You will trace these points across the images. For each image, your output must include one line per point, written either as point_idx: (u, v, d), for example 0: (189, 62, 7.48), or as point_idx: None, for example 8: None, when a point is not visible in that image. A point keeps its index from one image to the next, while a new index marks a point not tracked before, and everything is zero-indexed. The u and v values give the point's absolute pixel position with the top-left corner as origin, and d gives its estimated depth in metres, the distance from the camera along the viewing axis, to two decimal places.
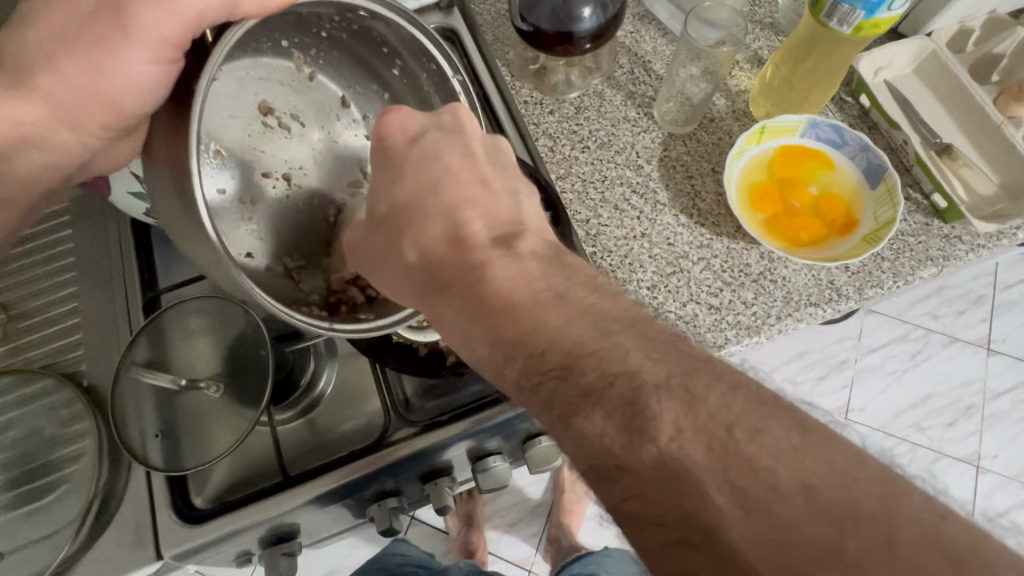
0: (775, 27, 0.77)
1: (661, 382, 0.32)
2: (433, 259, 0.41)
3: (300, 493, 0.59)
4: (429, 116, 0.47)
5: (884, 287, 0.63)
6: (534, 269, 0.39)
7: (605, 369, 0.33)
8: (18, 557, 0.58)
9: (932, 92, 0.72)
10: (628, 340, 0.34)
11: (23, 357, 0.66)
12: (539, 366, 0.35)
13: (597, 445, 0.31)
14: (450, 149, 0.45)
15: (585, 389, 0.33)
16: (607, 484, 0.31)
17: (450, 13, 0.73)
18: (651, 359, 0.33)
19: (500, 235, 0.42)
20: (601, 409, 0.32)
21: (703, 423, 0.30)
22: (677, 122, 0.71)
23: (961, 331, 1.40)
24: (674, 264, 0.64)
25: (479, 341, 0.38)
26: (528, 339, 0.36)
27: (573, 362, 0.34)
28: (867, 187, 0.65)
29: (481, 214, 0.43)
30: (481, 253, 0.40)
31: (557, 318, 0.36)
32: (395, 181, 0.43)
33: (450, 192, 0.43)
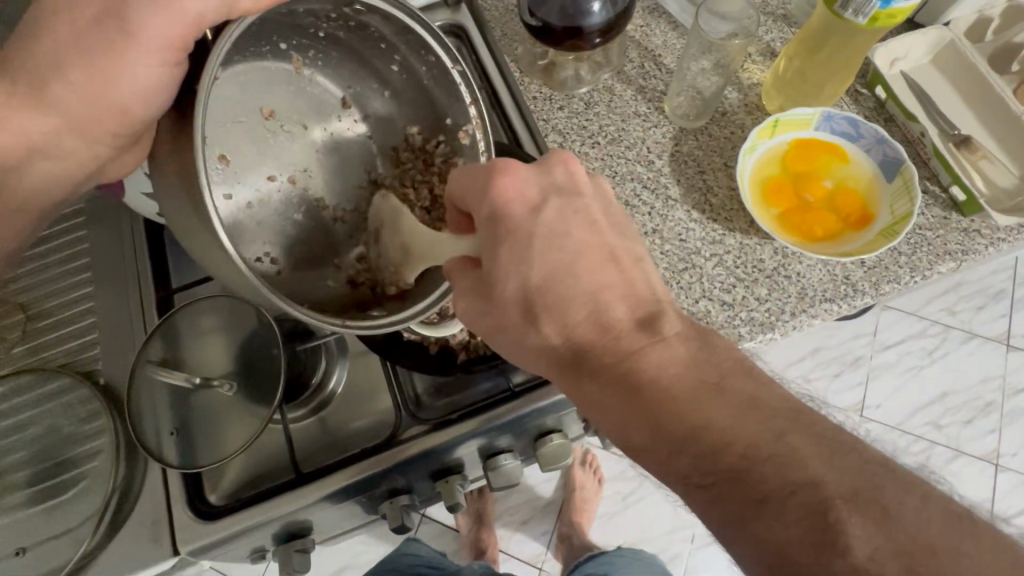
0: (787, 18, 0.75)
1: (848, 495, 0.31)
2: (575, 342, 0.41)
3: (315, 488, 0.59)
4: (544, 176, 0.43)
5: (901, 282, 0.62)
6: (684, 354, 0.39)
7: (785, 477, 0.33)
8: (38, 551, 0.59)
9: (951, 82, 0.71)
10: (804, 445, 0.34)
11: (40, 356, 0.67)
12: (710, 465, 0.35)
13: (780, 540, 0.31)
14: (576, 219, 0.42)
15: (763, 495, 0.33)
16: None
17: (458, 10, 0.74)
18: (833, 469, 0.33)
19: (638, 316, 0.41)
20: (786, 513, 0.32)
21: (902, 543, 0.29)
22: (688, 116, 0.70)
23: (981, 328, 1.38)
24: (686, 260, 0.64)
25: (644, 434, 0.38)
26: (699, 437, 0.36)
27: (746, 468, 0.34)
28: (883, 180, 0.64)
29: (623, 295, 0.41)
30: (627, 342, 0.40)
31: (724, 416, 0.36)
32: (526, 261, 0.40)
33: (587, 278, 0.41)
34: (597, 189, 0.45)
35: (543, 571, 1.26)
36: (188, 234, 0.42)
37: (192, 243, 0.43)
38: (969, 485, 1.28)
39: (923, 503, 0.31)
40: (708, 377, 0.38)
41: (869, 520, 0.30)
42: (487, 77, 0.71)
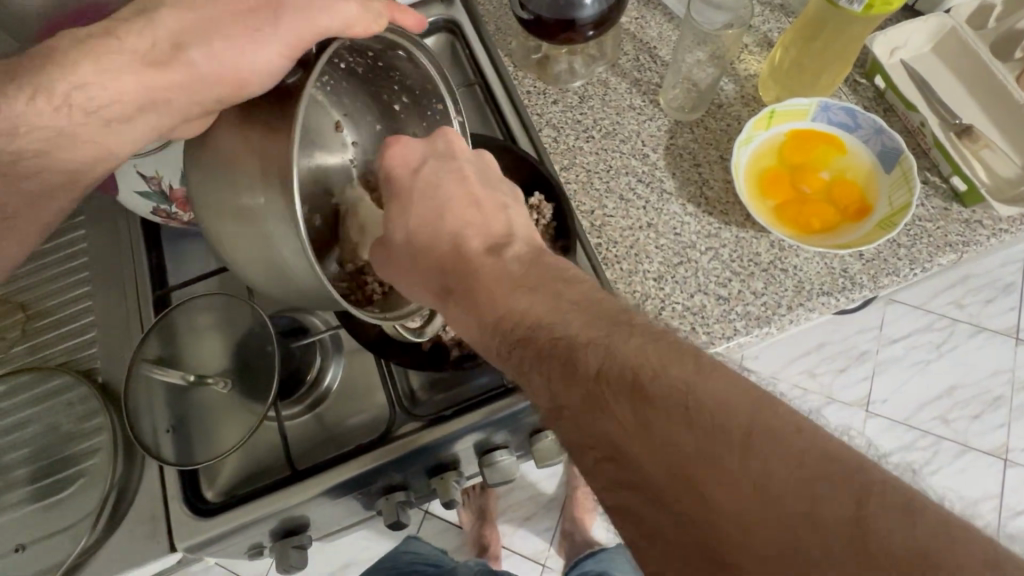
0: (785, 8, 0.74)
1: (589, 340, 0.38)
2: (433, 260, 0.47)
3: (311, 485, 0.60)
4: (426, 144, 0.51)
5: (900, 275, 0.61)
6: (512, 268, 0.45)
7: (553, 335, 0.40)
8: (39, 547, 0.60)
9: (952, 71, 0.69)
10: (574, 313, 0.40)
11: (40, 355, 0.68)
12: (509, 338, 0.42)
13: (546, 383, 0.38)
14: (449, 176, 0.50)
15: (539, 350, 0.40)
16: (557, 415, 0.37)
17: (452, 5, 0.74)
18: (587, 326, 0.39)
19: (492, 245, 0.47)
20: (545, 363, 0.39)
21: (619, 365, 0.36)
22: (683, 109, 0.70)
23: (989, 321, 1.35)
24: (681, 254, 0.63)
25: (475, 328, 0.45)
26: (503, 317, 0.43)
27: (531, 334, 0.41)
28: (881, 170, 0.63)
29: (480, 232, 0.49)
30: (475, 262, 0.46)
31: (520, 300, 0.43)
32: (407, 211, 0.49)
33: (453, 220, 0.49)
34: (477, 155, 0.54)
35: (545, 567, 1.26)
36: (228, 225, 0.43)
37: (218, 234, 0.44)
38: (975, 480, 1.27)
39: (656, 344, 0.36)
40: (526, 282, 0.44)
41: (598, 353, 0.37)
42: (481, 73, 0.71)
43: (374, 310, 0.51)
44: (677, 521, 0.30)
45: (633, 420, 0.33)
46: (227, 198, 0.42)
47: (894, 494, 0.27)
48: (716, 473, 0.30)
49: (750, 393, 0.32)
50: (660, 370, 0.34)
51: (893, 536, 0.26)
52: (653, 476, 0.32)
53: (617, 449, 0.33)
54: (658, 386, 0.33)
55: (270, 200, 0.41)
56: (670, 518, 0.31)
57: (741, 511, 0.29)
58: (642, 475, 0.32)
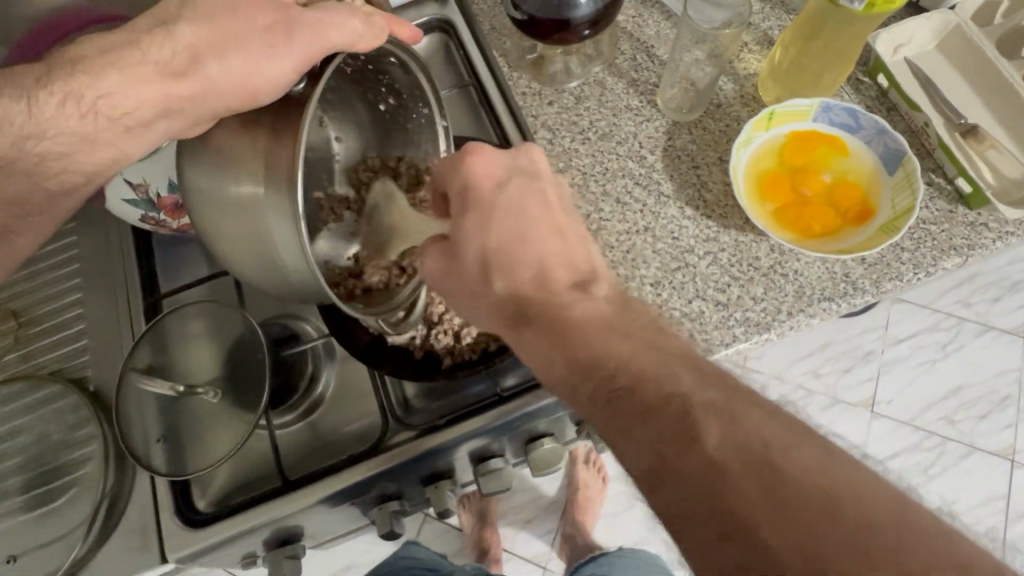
0: (786, 5, 0.73)
1: (706, 402, 0.34)
2: (517, 291, 0.44)
3: (303, 496, 0.59)
4: (509, 160, 0.48)
5: (903, 280, 0.60)
6: (604, 310, 0.42)
7: (661, 389, 0.36)
8: (31, 557, 0.60)
9: (958, 68, 0.68)
10: (682, 370, 0.37)
11: (32, 363, 0.67)
12: (607, 386, 0.38)
13: (652, 440, 0.34)
14: (532, 199, 0.47)
15: (643, 403, 0.36)
16: (659, 478, 0.33)
17: (446, 4, 0.73)
18: (699, 385, 0.36)
19: (578, 281, 0.44)
20: (652, 420, 0.35)
21: (743, 436, 0.32)
22: (681, 109, 0.68)
23: (997, 320, 1.33)
24: (679, 259, 0.62)
25: (559, 366, 0.40)
26: (598, 364, 0.39)
27: (637, 385, 0.37)
28: (885, 172, 0.61)
29: (563, 260, 0.45)
30: (562, 297, 0.43)
31: (618, 348, 0.39)
32: (486, 228, 0.45)
33: (536, 244, 0.45)
34: (558, 179, 0.51)
35: (547, 570, 1.25)
36: (222, 229, 0.42)
37: (212, 232, 0.43)
38: (982, 482, 1.25)
39: (783, 422, 0.33)
40: (620, 325, 0.41)
41: (718, 419, 0.33)
42: (475, 74, 0.70)
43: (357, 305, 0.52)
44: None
45: (765, 499, 0.30)
46: (224, 198, 0.41)
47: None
48: (866, 571, 0.27)
49: (883, 488, 0.30)
50: (794, 451, 0.31)
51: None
52: (788, 561, 0.28)
53: (742, 524, 0.30)
54: (795, 471, 0.30)
55: (269, 202, 0.40)
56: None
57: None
58: (773, 559, 0.29)
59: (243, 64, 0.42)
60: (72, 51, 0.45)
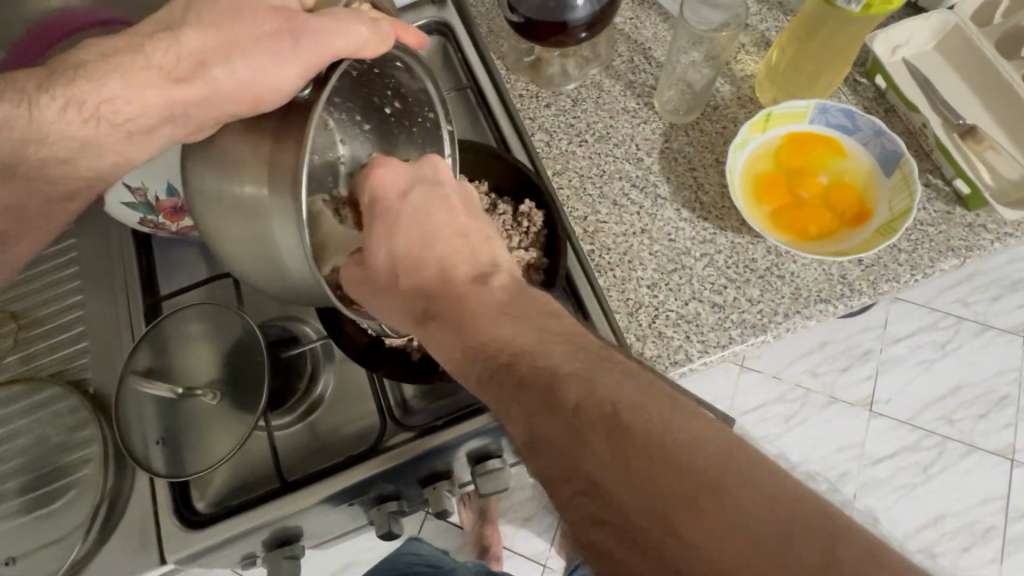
0: (784, 5, 0.73)
1: (573, 372, 0.36)
2: (420, 286, 0.46)
3: (302, 498, 0.59)
4: (413, 168, 0.50)
5: (900, 281, 0.60)
6: (500, 296, 0.44)
7: (535, 363, 0.38)
8: (31, 558, 0.60)
9: (956, 69, 0.68)
10: (559, 346, 0.39)
11: (33, 364, 0.67)
12: (493, 363, 0.39)
13: (526, 413, 0.36)
14: (438, 204, 0.48)
15: (519, 376, 0.37)
16: (534, 448, 0.35)
17: (444, 7, 0.73)
18: (569, 358, 0.37)
19: (479, 274, 0.46)
20: (526, 392, 0.37)
21: (597, 400, 0.34)
22: (678, 111, 0.68)
23: (996, 319, 1.33)
24: (675, 261, 0.62)
25: (455, 352, 0.42)
26: (489, 344, 0.40)
27: (516, 362, 0.38)
28: (881, 174, 0.61)
29: (467, 258, 0.47)
30: (458, 289, 0.45)
31: (508, 329, 0.41)
32: (392, 235, 0.47)
33: (437, 248, 0.47)
34: (462, 183, 0.52)
35: (546, 568, 1.26)
36: (225, 231, 0.43)
37: (215, 235, 0.44)
38: (980, 480, 1.25)
39: (642, 386, 0.34)
40: (512, 309, 0.42)
41: (581, 387, 0.35)
42: (474, 77, 0.70)
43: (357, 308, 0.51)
44: (653, 563, 0.29)
45: (610, 459, 0.31)
46: (229, 203, 0.41)
47: (864, 544, 0.26)
48: (692, 518, 0.28)
49: (726, 438, 0.31)
50: (642, 408, 0.33)
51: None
52: (631, 514, 0.30)
53: (597, 484, 0.32)
54: (637, 427, 0.32)
55: (272, 207, 0.40)
56: (645, 562, 0.29)
57: (715, 560, 0.27)
58: (622, 511, 0.30)
59: (242, 70, 0.42)
60: (70, 57, 0.45)
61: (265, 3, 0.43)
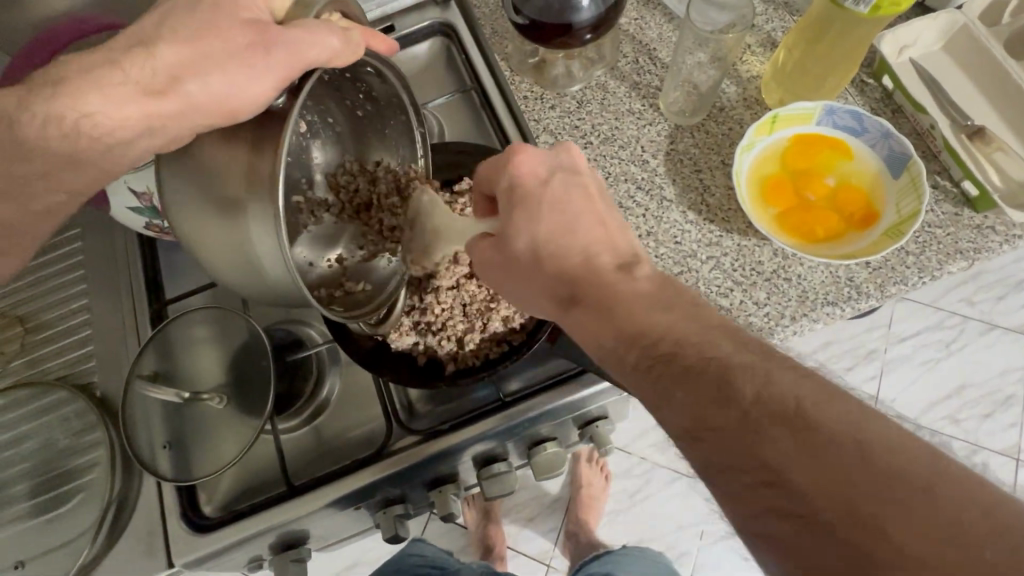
0: (790, 6, 0.72)
1: (744, 364, 0.36)
2: (566, 275, 0.46)
3: (308, 502, 0.59)
4: (551, 155, 0.51)
5: (908, 284, 0.59)
6: (648, 287, 0.44)
7: (701, 352, 0.38)
8: (39, 562, 0.60)
9: (963, 69, 0.67)
10: (722, 339, 0.38)
11: (40, 368, 0.68)
12: (653, 352, 0.39)
13: (690, 400, 0.36)
14: (577, 192, 0.49)
15: (687, 366, 0.37)
16: (699, 436, 0.35)
17: (448, 8, 0.73)
18: (737, 349, 0.37)
19: (623, 264, 0.46)
20: (691, 380, 0.36)
21: (775, 391, 0.33)
22: (683, 113, 0.68)
23: (1001, 318, 1.32)
24: (681, 263, 0.62)
25: (605, 340, 0.43)
26: (642, 334, 0.41)
27: (677, 351, 0.38)
28: (889, 176, 0.61)
29: (609, 249, 0.47)
30: (608, 279, 0.45)
31: (663, 320, 0.41)
32: (535, 222, 0.48)
33: (584, 234, 0.47)
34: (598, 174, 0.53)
35: (550, 568, 1.25)
36: (210, 239, 0.42)
37: (196, 244, 0.43)
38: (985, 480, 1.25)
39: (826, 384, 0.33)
40: (664, 300, 0.42)
41: (757, 375, 0.34)
42: (478, 79, 0.70)
43: (336, 309, 0.50)
44: (843, 560, 0.28)
45: (797, 450, 0.30)
46: (209, 211, 0.41)
47: None
48: (896, 517, 0.27)
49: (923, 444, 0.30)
50: (828, 403, 0.32)
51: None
52: (820, 504, 0.29)
53: (777, 475, 0.31)
54: (826, 421, 0.31)
55: (252, 211, 0.40)
56: (839, 559, 0.28)
57: (918, 559, 0.26)
58: (807, 503, 0.29)
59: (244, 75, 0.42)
60: (75, 63, 0.44)
61: (251, 23, 0.43)
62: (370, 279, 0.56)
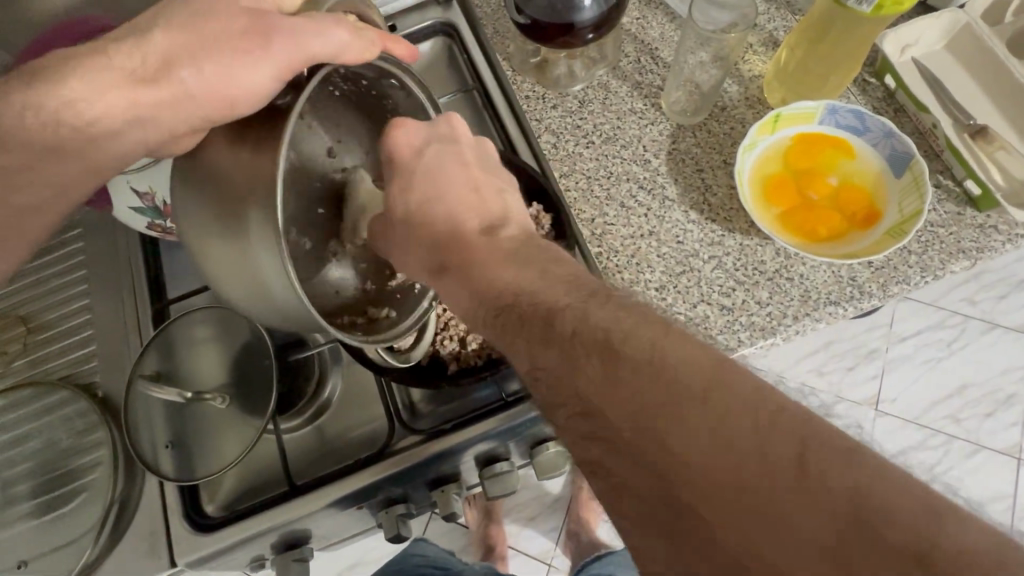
0: (792, 5, 0.72)
1: (568, 306, 0.39)
2: (434, 239, 0.49)
3: (309, 501, 0.59)
4: (428, 126, 0.52)
5: (910, 283, 0.59)
6: (506, 246, 0.47)
7: (537, 300, 0.41)
8: (42, 561, 0.60)
9: (965, 68, 0.67)
10: (558, 285, 0.42)
11: (43, 368, 0.68)
12: (498, 304, 0.43)
13: (527, 346, 0.39)
14: (449, 159, 0.52)
15: (524, 314, 0.41)
16: (535, 377, 0.38)
17: (449, 8, 0.73)
18: (566, 294, 0.41)
19: (488, 227, 0.49)
20: (527, 327, 0.40)
21: (586, 327, 0.37)
22: (686, 112, 0.68)
23: (1002, 317, 1.32)
24: (684, 263, 0.61)
25: (465, 300, 0.46)
26: (492, 288, 0.44)
27: (518, 300, 0.42)
28: (891, 175, 0.61)
29: (477, 214, 0.50)
30: (470, 239, 0.48)
31: (514, 274, 0.44)
32: (409, 190, 0.50)
33: (453, 200, 0.50)
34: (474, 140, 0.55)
35: (551, 568, 1.25)
36: (209, 241, 0.42)
37: (195, 251, 0.43)
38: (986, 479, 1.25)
39: (625, 313, 0.37)
40: (518, 257, 0.45)
41: (574, 314, 0.38)
42: (480, 79, 0.69)
43: (356, 332, 0.49)
44: (640, 471, 0.31)
45: (602, 378, 0.34)
46: (209, 215, 0.41)
47: (839, 441, 0.28)
48: (674, 426, 0.30)
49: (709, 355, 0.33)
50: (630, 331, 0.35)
51: (903, 513, 0.25)
52: (618, 424, 0.32)
53: (587, 403, 0.34)
54: (625, 348, 0.34)
55: (250, 214, 0.39)
56: (635, 471, 0.31)
57: (708, 464, 0.29)
58: (610, 425, 0.33)
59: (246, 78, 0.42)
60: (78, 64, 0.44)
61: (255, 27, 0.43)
62: (397, 306, 0.54)
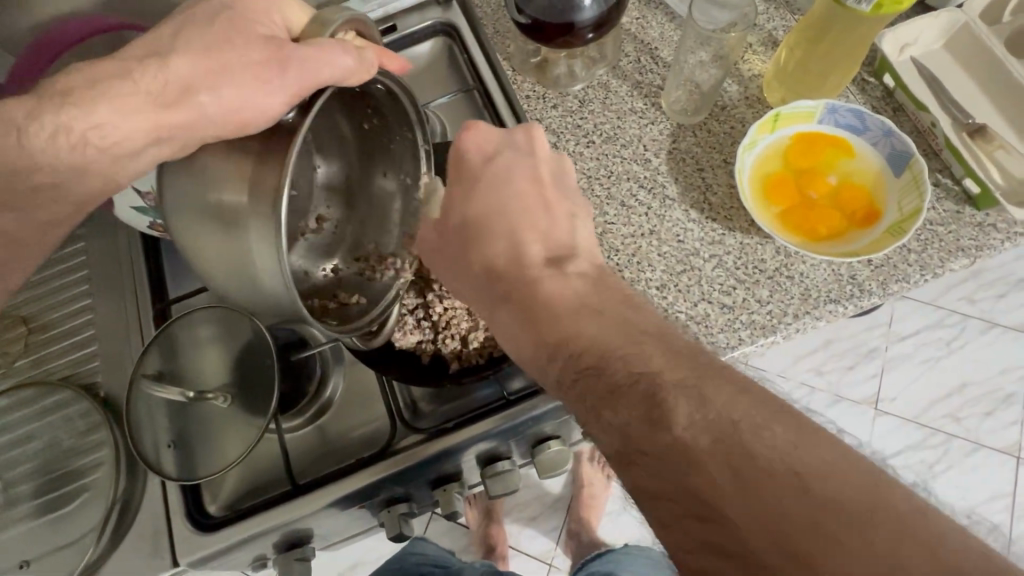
0: (791, 5, 0.72)
1: (675, 381, 0.36)
2: (495, 271, 0.48)
3: (311, 502, 0.59)
4: (505, 135, 0.55)
5: (910, 281, 0.59)
6: (578, 286, 0.45)
7: (630, 369, 0.38)
8: (44, 560, 0.60)
9: (962, 68, 0.67)
10: (652, 348, 0.39)
11: (44, 368, 0.68)
12: (579, 365, 0.40)
13: (621, 420, 0.36)
14: (519, 169, 0.53)
15: (612, 384, 0.38)
16: (629, 459, 0.35)
17: (449, 8, 0.73)
18: (667, 363, 0.38)
19: (553, 257, 0.48)
20: (624, 402, 0.37)
21: (707, 416, 0.34)
22: (686, 112, 0.68)
23: (1001, 316, 1.32)
24: (684, 261, 0.62)
25: (528, 345, 0.44)
26: (571, 342, 0.42)
27: (604, 363, 0.39)
28: (890, 174, 0.61)
29: (539, 236, 0.50)
30: (533, 273, 0.47)
31: (596, 330, 0.41)
32: (468, 199, 0.51)
33: (513, 215, 0.50)
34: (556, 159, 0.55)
35: (553, 568, 1.25)
36: (210, 244, 0.42)
37: (196, 252, 0.43)
38: (986, 478, 1.25)
39: (743, 394, 0.34)
40: (595, 306, 0.43)
41: (685, 392, 0.35)
42: (479, 78, 0.70)
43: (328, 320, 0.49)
44: None
45: (731, 480, 0.31)
46: (209, 217, 0.41)
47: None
48: (826, 549, 0.28)
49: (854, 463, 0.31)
50: (762, 424, 0.33)
51: None
52: (751, 536, 0.30)
53: (707, 504, 0.31)
54: (756, 447, 0.31)
55: (252, 219, 0.40)
56: None
57: None
58: (738, 535, 0.30)
59: (251, 79, 0.42)
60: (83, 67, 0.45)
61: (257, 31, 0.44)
62: (368, 294, 0.53)
